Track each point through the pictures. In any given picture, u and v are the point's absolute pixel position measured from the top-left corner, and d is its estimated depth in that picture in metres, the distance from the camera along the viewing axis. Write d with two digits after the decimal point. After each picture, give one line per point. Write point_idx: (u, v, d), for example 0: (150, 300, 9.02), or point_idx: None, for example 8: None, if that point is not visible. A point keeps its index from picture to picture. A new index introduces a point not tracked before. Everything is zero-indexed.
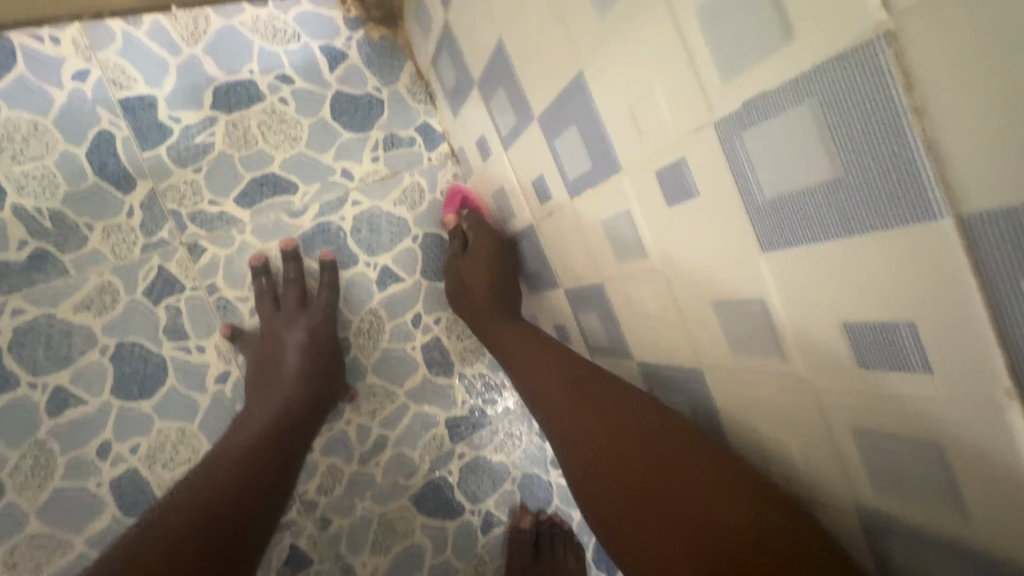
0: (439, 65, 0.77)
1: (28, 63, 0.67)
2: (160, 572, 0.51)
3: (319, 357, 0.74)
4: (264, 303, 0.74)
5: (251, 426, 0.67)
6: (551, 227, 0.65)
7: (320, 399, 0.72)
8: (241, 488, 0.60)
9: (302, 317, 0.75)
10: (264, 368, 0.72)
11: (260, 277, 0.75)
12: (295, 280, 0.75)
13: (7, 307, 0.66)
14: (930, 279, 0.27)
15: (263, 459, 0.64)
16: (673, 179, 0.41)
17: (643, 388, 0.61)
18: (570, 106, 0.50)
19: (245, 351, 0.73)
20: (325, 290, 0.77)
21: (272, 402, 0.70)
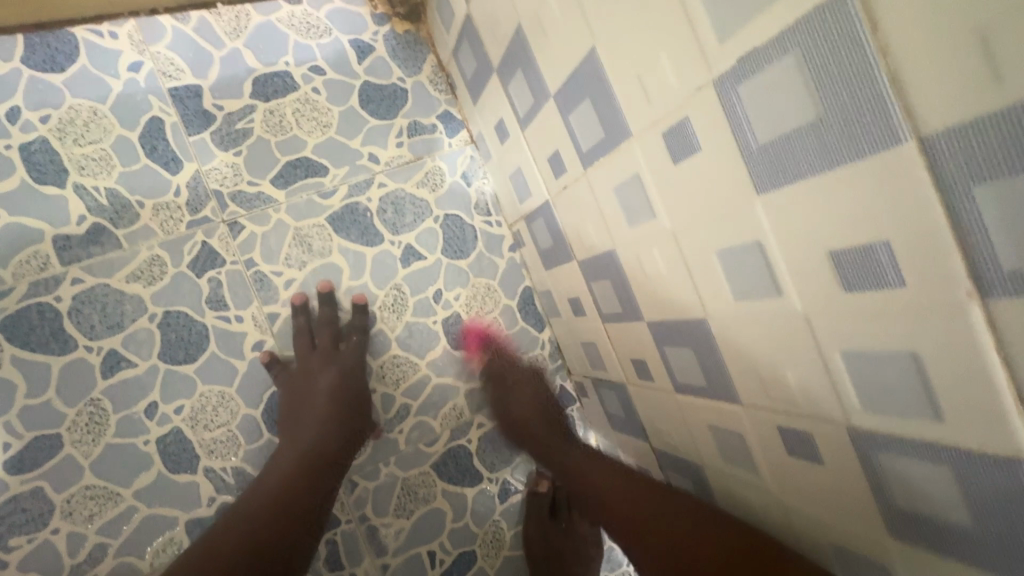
0: (459, 56, 0.83)
1: (89, 56, 0.73)
2: None
3: (349, 397, 0.79)
4: (301, 341, 0.80)
5: (287, 460, 0.74)
6: (566, 200, 0.70)
7: (349, 437, 0.78)
8: (278, 531, 0.68)
9: (334, 358, 0.80)
10: (298, 404, 0.78)
11: (299, 314, 0.80)
12: (328, 323, 0.80)
13: (68, 276, 0.72)
14: (900, 200, 0.31)
15: (298, 501, 0.71)
16: (678, 137, 0.46)
17: (652, 347, 0.64)
18: (584, 80, 0.55)
19: (279, 380, 0.78)
20: (355, 332, 0.82)
21: (305, 437, 0.76)
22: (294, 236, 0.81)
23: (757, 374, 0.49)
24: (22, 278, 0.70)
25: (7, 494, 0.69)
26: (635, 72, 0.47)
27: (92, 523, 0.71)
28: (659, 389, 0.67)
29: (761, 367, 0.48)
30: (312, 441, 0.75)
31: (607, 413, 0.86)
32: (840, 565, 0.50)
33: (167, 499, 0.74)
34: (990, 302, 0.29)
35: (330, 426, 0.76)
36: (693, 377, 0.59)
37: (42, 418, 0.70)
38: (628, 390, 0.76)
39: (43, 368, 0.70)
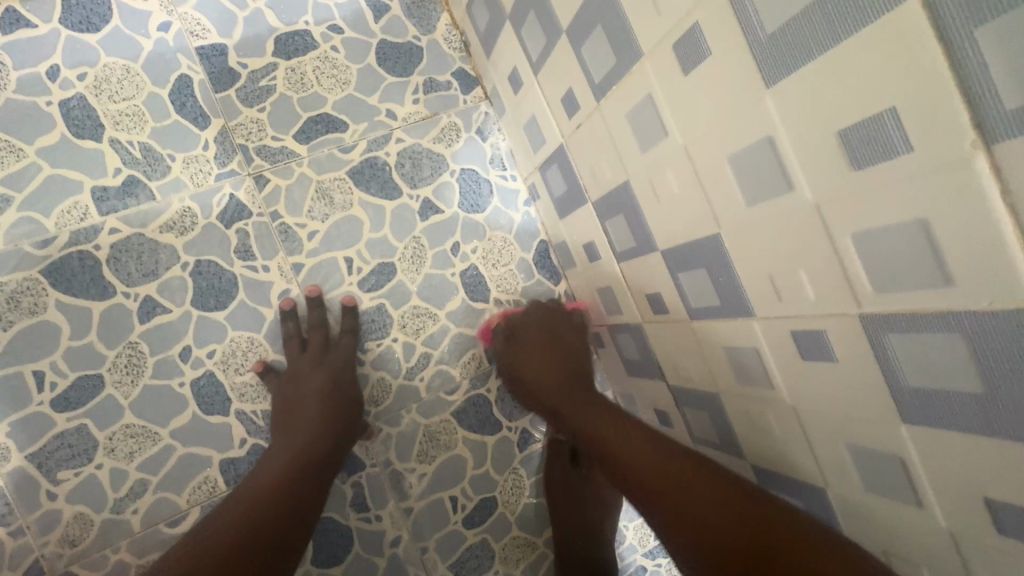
0: (472, 10, 0.84)
1: (121, 16, 0.77)
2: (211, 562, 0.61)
3: (339, 395, 0.79)
4: (291, 346, 0.80)
5: (274, 461, 0.72)
6: (579, 139, 0.71)
7: (339, 439, 0.76)
8: (259, 527, 0.65)
9: (324, 361, 0.80)
10: (288, 407, 0.77)
11: (288, 320, 0.81)
12: (319, 326, 0.81)
13: (106, 226, 0.75)
14: (906, 64, 0.32)
15: (279, 500, 0.68)
16: (688, 46, 0.47)
17: (668, 277, 0.65)
18: (594, 6, 0.56)
19: (273, 387, 0.79)
20: (345, 333, 0.83)
21: (293, 436, 0.74)
22: (316, 189, 0.84)
23: (771, 281, 0.50)
24: (65, 226, 0.74)
25: (55, 430, 0.73)
26: None
27: (133, 459, 0.75)
28: (675, 321, 0.68)
29: (773, 273, 0.49)
30: (300, 441, 0.74)
31: (624, 359, 0.87)
32: (855, 465, 0.51)
33: (202, 439, 0.78)
34: (994, 150, 0.30)
35: (319, 424, 0.75)
36: (708, 299, 0.60)
37: (86, 359, 0.74)
38: (644, 329, 0.77)
39: (85, 312, 0.74)
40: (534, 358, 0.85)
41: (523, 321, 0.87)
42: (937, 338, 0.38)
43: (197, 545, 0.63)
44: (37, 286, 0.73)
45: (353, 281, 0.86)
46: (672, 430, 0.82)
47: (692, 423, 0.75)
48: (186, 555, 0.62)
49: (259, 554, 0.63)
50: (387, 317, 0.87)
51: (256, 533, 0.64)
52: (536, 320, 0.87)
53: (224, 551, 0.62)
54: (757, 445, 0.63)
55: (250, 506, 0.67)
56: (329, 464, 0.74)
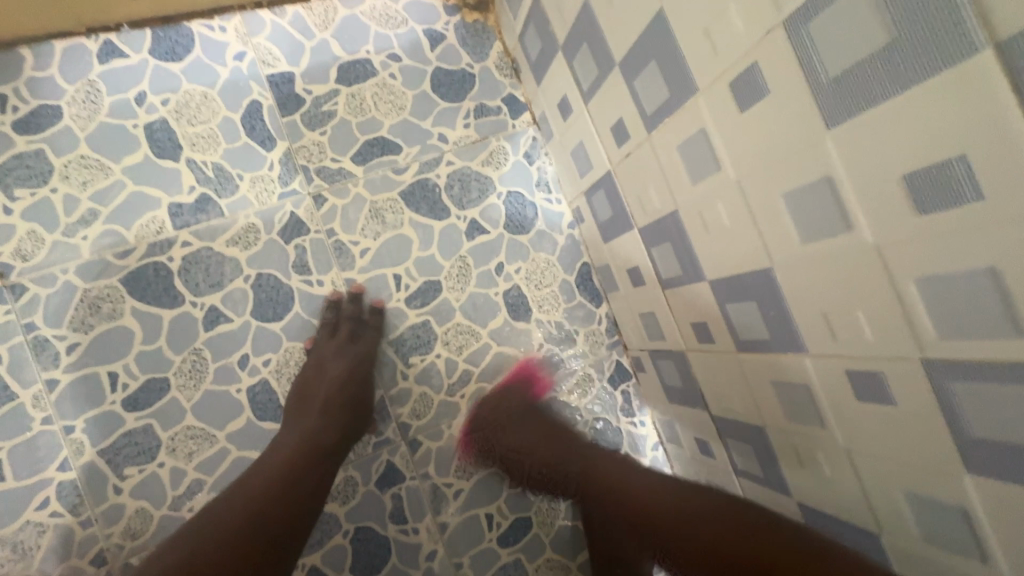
0: (525, 39, 0.87)
1: (202, 47, 0.84)
2: (221, 535, 0.64)
3: (353, 385, 0.80)
4: (323, 332, 0.84)
5: (285, 443, 0.74)
6: (627, 167, 0.72)
7: (347, 429, 0.78)
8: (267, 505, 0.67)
9: (346, 350, 0.82)
10: (304, 394, 0.80)
11: (329, 309, 0.85)
12: (350, 318, 0.84)
13: (178, 239, 0.81)
14: (984, 100, 0.31)
15: (288, 485, 0.70)
16: (746, 84, 0.47)
17: (714, 307, 0.65)
18: (649, 42, 0.58)
19: (301, 367, 0.83)
20: (372, 327, 0.85)
21: (305, 422, 0.77)
22: (369, 209, 0.88)
23: (825, 319, 0.49)
24: (143, 239, 0.80)
25: (124, 429, 0.78)
26: (702, 23, 0.49)
27: (192, 460, 0.80)
28: (721, 351, 0.68)
29: (829, 311, 0.48)
30: (309, 426, 0.76)
31: (665, 385, 0.87)
32: (913, 513, 0.49)
33: (254, 443, 0.81)
34: None
35: (328, 411, 0.77)
36: (756, 332, 0.59)
37: (155, 363, 0.79)
38: (687, 357, 0.77)
39: (156, 319, 0.80)
40: (520, 435, 0.85)
41: (520, 394, 0.88)
42: (1010, 389, 0.37)
43: (205, 521, 0.65)
44: (116, 294, 0.79)
45: (400, 298, 0.89)
46: (713, 461, 0.81)
47: (735, 455, 0.74)
48: (191, 534, 0.64)
49: (262, 531, 0.65)
50: (431, 334, 0.89)
51: (255, 519, 0.66)
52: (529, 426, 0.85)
53: (227, 530, 0.64)
54: (806, 484, 0.62)
55: (259, 486, 0.69)
56: (336, 451, 0.76)
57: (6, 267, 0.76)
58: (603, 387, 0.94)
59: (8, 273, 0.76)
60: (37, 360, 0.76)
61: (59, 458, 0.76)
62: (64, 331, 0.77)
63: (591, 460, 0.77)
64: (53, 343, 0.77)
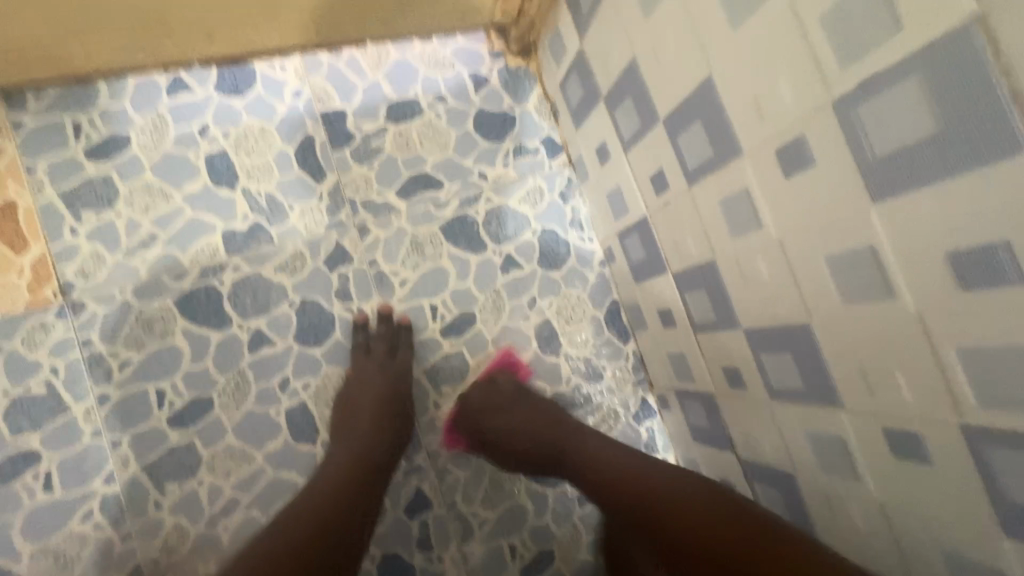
0: (566, 86, 0.91)
1: (263, 85, 0.89)
2: (284, 551, 0.65)
3: (395, 404, 0.84)
4: (356, 354, 0.87)
5: (335, 461, 0.77)
6: (665, 215, 0.75)
7: (391, 448, 0.81)
8: (329, 523, 0.69)
9: (384, 369, 0.85)
10: (348, 413, 0.83)
11: (359, 333, 0.87)
12: (383, 338, 0.87)
13: (230, 264, 0.85)
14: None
15: (343, 499, 0.72)
16: (793, 154, 0.51)
17: (749, 355, 0.67)
18: (695, 104, 0.61)
19: (340, 390, 0.85)
20: (405, 346, 0.88)
21: (353, 439, 0.80)
22: (410, 241, 0.92)
23: (864, 378, 0.51)
24: (197, 262, 0.84)
25: (167, 445, 0.81)
26: (752, 94, 0.53)
27: (230, 479, 0.82)
28: (753, 398, 0.70)
29: (869, 371, 0.51)
30: (358, 446, 0.79)
31: (691, 425, 0.88)
32: (947, 570, 0.50)
33: (290, 464, 0.84)
34: None
35: (374, 430, 0.80)
36: (791, 383, 0.62)
37: (201, 382, 0.82)
38: (716, 400, 0.79)
39: (204, 340, 0.83)
40: (501, 421, 0.85)
41: (482, 400, 0.86)
42: None
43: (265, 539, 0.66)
44: (169, 314, 0.82)
45: (436, 328, 0.92)
46: None
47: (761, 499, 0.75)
48: (252, 551, 0.65)
49: (326, 549, 0.67)
50: (464, 364, 0.92)
51: (319, 535, 0.68)
52: (489, 404, 0.86)
53: (291, 546, 0.66)
54: (836, 534, 0.63)
55: (318, 504, 0.71)
56: (384, 470, 0.79)
57: (68, 285, 0.80)
58: (628, 422, 0.96)
59: (70, 291, 0.80)
60: (91, 375, 0.80)
61: (105, 472, 0.79)
62: (118, 348, 0.81)
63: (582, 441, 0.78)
64: (107, 360, 0.80)
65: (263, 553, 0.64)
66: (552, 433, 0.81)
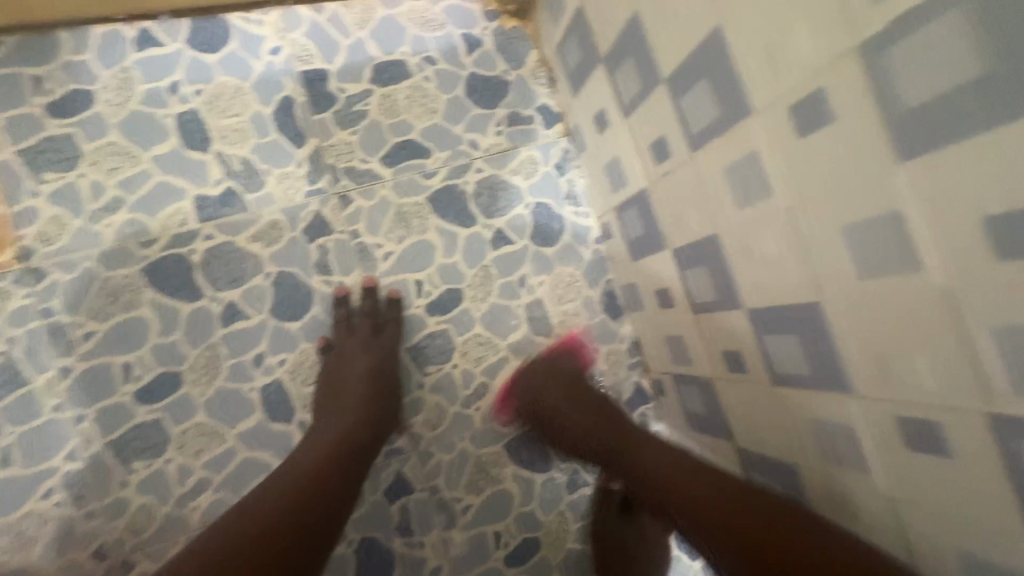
0: (564, 49, 0.85)
1: (239, 41, 0.83)
2: (255, 531, 0.62)
3: (381, 381, 0.80)
4: (339, 329, 0.82)
5: (319, 440, 0.73)
6: (666, 186, 0.70)
7: (379, 425, 0.77)
8: (303, 502, 0.66)
9: (370, 345, 0.81)
10: (333, 390, 0.79)
11: (339, 306, 0.83)
12: (369, 312, 0.82)
13: (201, 232, 0.80)
14: None
15: (323, 484, 0.68)
16: (809, 111, 0.45)
17: (752, 337, 0.63)
18: (702, 59, 0.56)
19: (324, 365, 0.81)
20: (392, 321, 0.84)
21: (337, 421, 0.75)
22: (395, 213, 0.86)
23: (878, 362, 0.47)
24: (167, 230, 0.79)
25: (133, 422, 0.76)
26: (764, 44, 0.47)
27: (200, 458, 0.78)
28: (754, 383, 0.65)
29: (884, 354, 0.46)
30: (340, 422, 0.75)
31: (687, 412, 0.84)
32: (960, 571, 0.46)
33: (264, 444, 0.80)
34: None
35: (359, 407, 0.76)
36: (797, 368, 0.57)
37: (170, 356, 0.78)
38: (715, 386, 0.74)
39: (174, 311, 0.78)
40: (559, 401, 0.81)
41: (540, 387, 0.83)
42: None
43: (235, 518, 0.63)
44: (136, 284, 0.78)
45: (421, 304, 0.87)
46: None
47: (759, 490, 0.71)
48: (221, 529, 0.62)
49: (299, 529, 0.64)
50: (450, 343, 0.87)
51: (292, 515, 0.64)
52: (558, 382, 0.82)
53: (261, 526, 0.63)
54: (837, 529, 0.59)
55: (294, 482, 0.67)
56: (370, 447, 0.75)
57: (28, 251, 0.75)
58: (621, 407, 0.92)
59: (29, 256, 0.75)
60: (52, 346, 0.75)
61: (68, 448, 0.75)
62: (81, 319, 0.76)
63: (625, 442, 0.73)
64: (69, 330, 0.76)
65: (232, 533, 0.62)
66: (601, 420, 0.78)
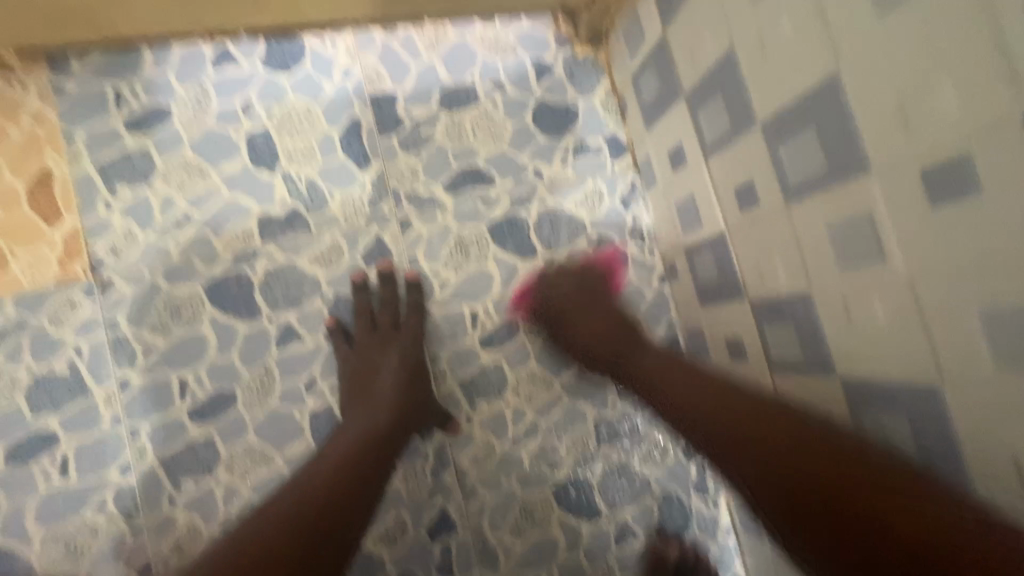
0: (640, 80, 0.82)
1: (312, 62, 0.83)
2: (289, 521, 0.61)
3: (406, 375, 0.78)
4: (361, 322, 0.80)
5: (343, 438, 0.71)
6: (751, 235, 0.65)
7: (405, 420, 0.75)
8: (336, 494, 0.64)
9: (391, 340, 0.79)
10: (356, 384, 0.77)
11: (358, 295, 0.81)
12: (389, 304, 0.80)
13: (263, 251, 0.80)
14: None
15: (352, 476, 0.67)
16: (946, 179, 0.41)
17: (844, 408, 0.57)
18: (810, 107, 0.51)
19: (341, 356, 0.79)
20: (411, 311, 0.81)
21: (362, 418, 0.73)
22: (455, 240, 0.84)
23: (1015, 465, 0.41)
24: (231, 248, 0.79)
25: (186, 439, 0.76)
26: (895, 101, 0.43)
27: (247, 480, 0.77)
28: None
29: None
30: (365, 418, 0.73)
31: None
32: None
33: None
34: None
35: (384, 403, 0.74)
36: (900, 451, 0.51)
37: (225, 375, 0.78)
38: None
39: (231, 330, 0.78)
40: (591, 315, 0.80)
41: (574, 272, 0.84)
42: None
43: (269, 510, 0.62)
44: (198, 301, 0.78)
45: (475, 336, 0.84)
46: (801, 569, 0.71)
47: None
48: (253, 520, 0.61)
49: (330, 518, 0.62)
50: (502, 378, 0.84)
51: (323, 505, 0.63)
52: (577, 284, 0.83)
53: (294, 516, 0.61)
54: None
55: (322, 476, 0.66)
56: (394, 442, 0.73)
57: (99, 262, 0.76)
58: (677, 457, 0.87)
59: (99, 268, 0.76)
60: (115, 358, 0.76)
61: (122, 460, 0.75)
62: (144, 332, 0.77)
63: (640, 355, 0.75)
64: (132, 343, 0.76)
65: (264, 524, 0.60)
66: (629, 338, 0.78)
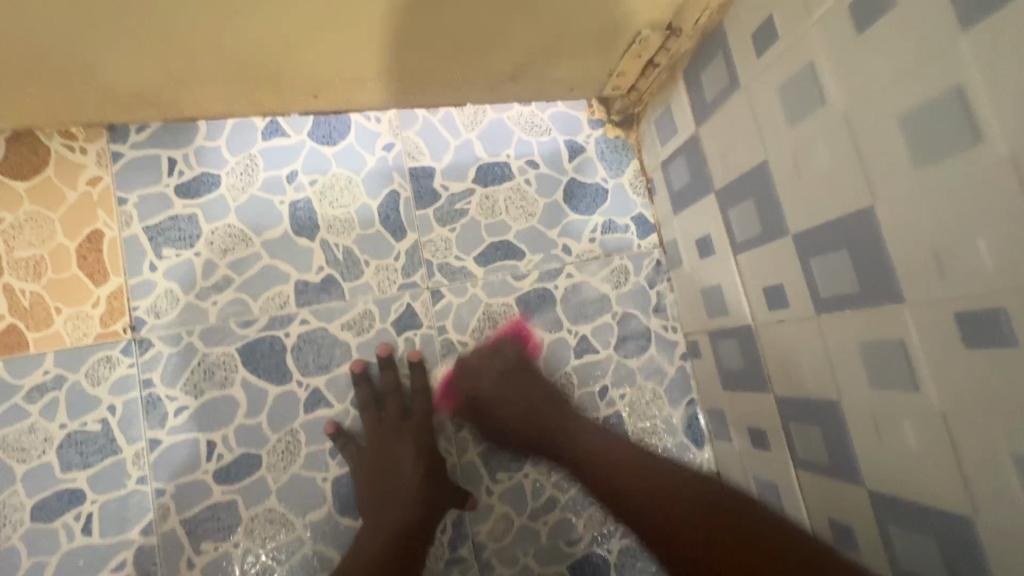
0: (670, 167, 0.85)
1: (357, 135, 0.87)
2: None
3: (429, 459, 0.80)
4: (367, 413, 0.81)
5: (383, 530, 0.75)
6: (778, 333, 0.67)
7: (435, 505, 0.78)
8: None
9: (403, 429, 0.81)
10: (377, 477, 0.78)
11: (360, 385, 0.81)
12: (394, 392, 0.81)
13: (298, 316, 0.82)
14: None
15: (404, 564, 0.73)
16: (982, 325, 0.43)
17: (871, 519, 0.58)
18: (845, 230, 0.54)
19: (347, 452, 0.79)
20: (419, 395, 0.82)
21: (395, 508, 0.76)
22: (483, 311, 0.86)
23: None
24: (267, 311, 0.81)
25: (209, 501, 0.77)
26: (932, 244, 0.45)
27: (266, 545, 0.77)
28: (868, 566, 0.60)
29: None
30: (399, 508, 0.76)
31: None
32: None
33: (330, 539, 0.78)
34: None
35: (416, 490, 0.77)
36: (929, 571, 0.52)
37: (252, 438, 0.79)
38: None
39: (261, 392, 0.80)
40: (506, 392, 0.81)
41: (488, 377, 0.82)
42: None
43: None
44: (231, 363, 0.80)
45: None
46: None
47: None
48: None
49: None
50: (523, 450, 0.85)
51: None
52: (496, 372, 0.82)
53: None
54: None
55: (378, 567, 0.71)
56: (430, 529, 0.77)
57: (138, 321, 0.79)
58: None
59: (138, 327, 0.78)
60: (147, 417, 0.77)
61: (145, 520, 0.76)
62: (176, 392, 0.78)
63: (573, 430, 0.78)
64: (164, 403, 0.78)
65: None
66: (557, 411, 0.80)
